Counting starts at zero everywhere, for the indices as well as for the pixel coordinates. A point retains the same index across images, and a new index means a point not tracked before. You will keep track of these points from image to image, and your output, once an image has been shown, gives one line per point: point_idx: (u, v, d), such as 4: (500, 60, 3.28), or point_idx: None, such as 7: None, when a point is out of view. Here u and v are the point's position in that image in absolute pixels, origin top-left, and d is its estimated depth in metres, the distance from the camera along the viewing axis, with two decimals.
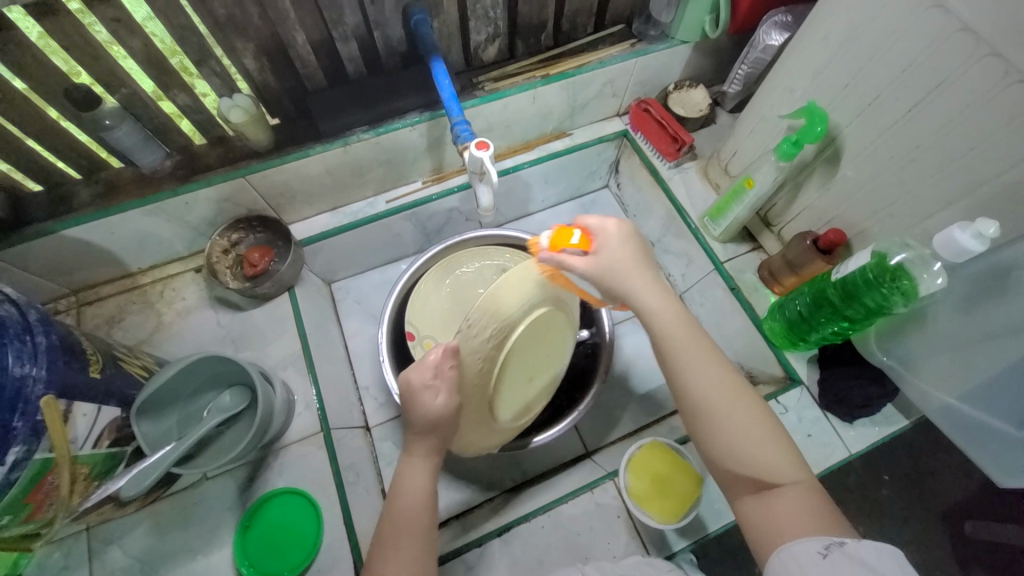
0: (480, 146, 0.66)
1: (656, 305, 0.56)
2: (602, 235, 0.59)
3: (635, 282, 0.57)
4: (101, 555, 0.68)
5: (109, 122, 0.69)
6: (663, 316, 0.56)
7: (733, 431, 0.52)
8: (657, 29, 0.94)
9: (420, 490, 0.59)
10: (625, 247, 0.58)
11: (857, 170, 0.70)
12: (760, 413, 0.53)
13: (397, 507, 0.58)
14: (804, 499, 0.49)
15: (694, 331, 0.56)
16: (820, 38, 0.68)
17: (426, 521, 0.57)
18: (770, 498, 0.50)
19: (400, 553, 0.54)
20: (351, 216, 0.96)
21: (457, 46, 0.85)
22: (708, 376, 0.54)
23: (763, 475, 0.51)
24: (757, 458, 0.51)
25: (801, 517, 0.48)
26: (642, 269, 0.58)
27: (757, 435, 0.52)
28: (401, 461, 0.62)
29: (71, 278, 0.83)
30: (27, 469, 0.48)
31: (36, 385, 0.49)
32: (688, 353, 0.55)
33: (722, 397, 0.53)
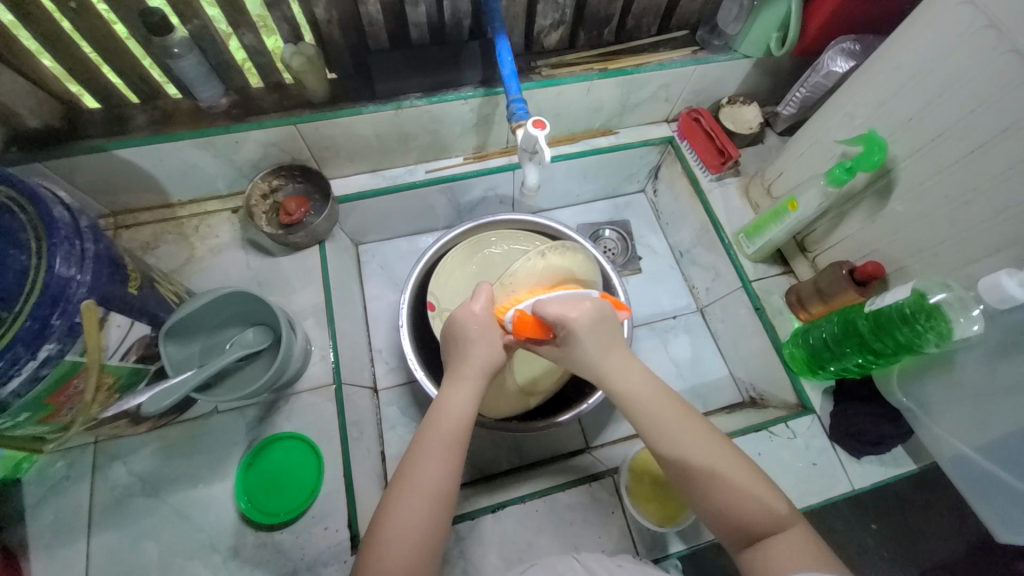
0: (537, 125, 0.65)
1: (629, 374, 0.61)
2: (585, 300, 0.63)
3: (613, 351, 0.62)
4: (108, 470, 0.70)
5: (177, 51, 0.70)
6: (635, 383, 0.60)
7: (715, 493, 0.54)
8: (721, 40, 0.93)
9: (462, 410, 0.61)
10: (596, 318, 0.61)
11: (906, 205, 0.70)
12: (738, 461, 0.55)
13: (438, 420, 0.60)
14: (798, 540, 0.51)
15: (660, 390, 0.60)
16: (891, 67, 0.67)
17: (460, 440, 0.60)
18: (770, 546, 0.51)
19: (432, 465, 0.57)
20: (390, 180, 0.97)
21: (520, 27, 0.85)
22: (678, 437, 0.56)
23: (755, 524, 0.53)
24: (746, 509, 0.53)
25: (799, 559, 0.49)
26: (610, 347, 0.62)
27: (740, 489, 0.54)
28: (450, 380, 0.64)
29: (113, 200, 0.84)
30: (55, 368, 0.49)
31: (80, 288, 0.50)
32: (658, 408, 0.58)
33: (697, 457, 0.55)
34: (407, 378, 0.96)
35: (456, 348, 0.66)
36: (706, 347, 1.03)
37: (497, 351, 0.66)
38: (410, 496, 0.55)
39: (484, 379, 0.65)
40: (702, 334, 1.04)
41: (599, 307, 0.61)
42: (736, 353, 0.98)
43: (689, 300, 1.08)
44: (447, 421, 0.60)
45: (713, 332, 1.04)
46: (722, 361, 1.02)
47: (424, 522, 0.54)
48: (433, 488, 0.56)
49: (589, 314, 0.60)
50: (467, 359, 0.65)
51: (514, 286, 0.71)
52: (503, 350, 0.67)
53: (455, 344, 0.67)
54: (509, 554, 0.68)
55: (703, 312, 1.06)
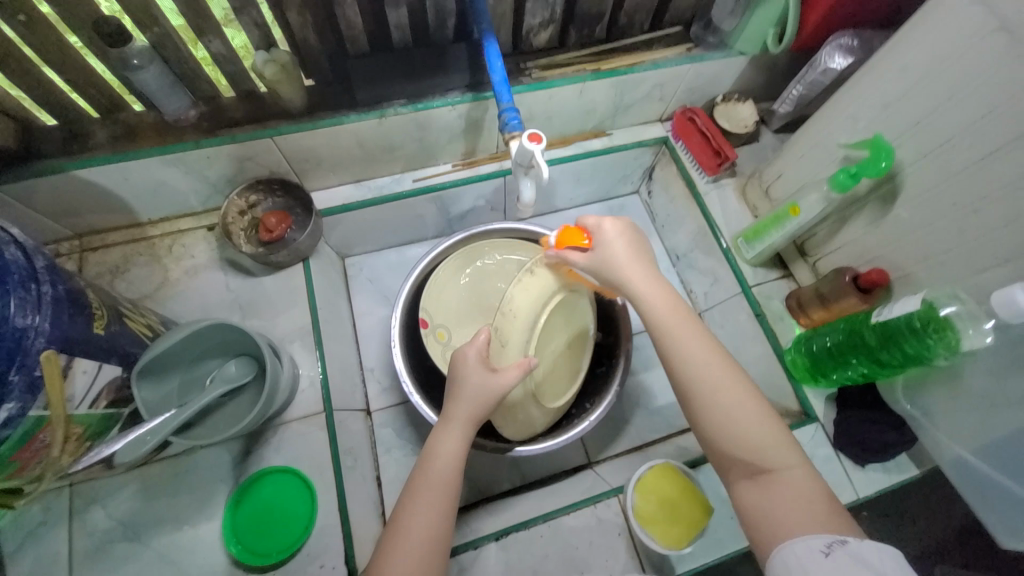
0: (532, 138, 0.62)
1: (652, 291, 0.58)
2: (597, 229, 0.61)
3: (634, 273, 0.59)
4: (84, 515, 0.66)
5: (137, 62, 0.64)
6: (657, 299, 0.57)
7: (723, 418, 0.51)
8: (716, 37, 0.89)
9: (451, 455, 0.59)
10: (618, 242, 0.60)
11: (912, 212, 0.68)
12: (747, 389, 0.52)
13: (428, 466, 0.58)
14: (802, 482, 0.48)
15: (681, 314, 0.56)
16: (898, 69, 0.64)
17: (452, 488, 0.57)
18: (767, 486, 0.48)
19: (427, 511, 0.54)
20: (375, 190, 0.92)
21: (508, 27, 0.81)
22: (694, 350, 0.53)
23: (759, 460, 0.49)
24: (754, 445, 0.49)
25: (802, 505, 0.46)
26: (637, 257, 0.60)
27: (751, 418, 0.51)
28: (440, 425, 0.62)
29: (77, 221, 0.79)
30: (19, 427, 0.45)
31: (39, 337, 0.45)
32: (671, 319, 0.55)
33: (710, 380, 0.52)
34: (401, 397, 0.92)
35: (448, 392, 0.64)
36: None
37: (492, 395, 0.62)
38: (403, 549, 0.52)
39: (473, 424, 0.62)
40: None
41: (629, 227, 0.62)
42: None
43: (686, 304, 1.06)
44: (437, 466, 0.58)
45: None
46: None
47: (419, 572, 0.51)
48: (426, 540, 0.53)
49: (620, 229, 0.61)
50: (458, 402, 0.62)
51: (513, 312, 0.67)
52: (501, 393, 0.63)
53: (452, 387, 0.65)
54: None
55: (701, 317, 1.04)
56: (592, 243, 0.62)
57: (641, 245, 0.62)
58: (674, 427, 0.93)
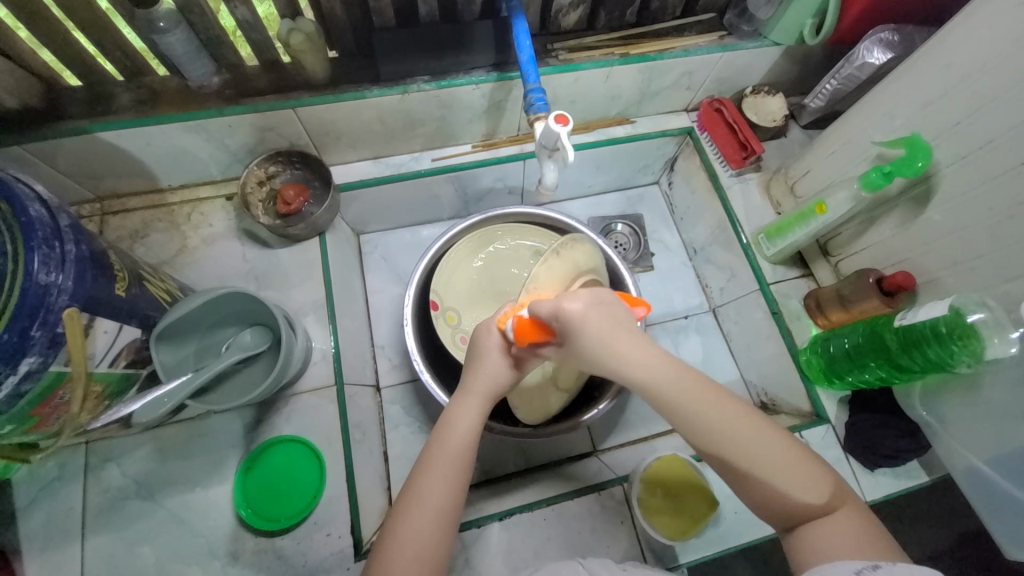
0: (559, 120, 0.61)
1: (644, 370, 0.49)
2: (558, 320, 0.50)
3: (614, 359, 0.49)
4: (99, 472, 0.67)
5: (163, 25, 0.64)
6: (653, 375, 0.48)
7: (751, 465, 0.47)
8: (751, 25, 0.87)
9: (467, 431, 0.58)
10: (586, 325, 0.49)
11: (945, 215, 0.66)
12: (782, 436, 0.48)
13: (442, 443, 0.57)
14: (847, 521, 0.45)
15: (691, 376, 0.49)
16: (941, 65, 0.62)
17: (463, 465, 0.56)
18: (812, 530, 0.45)
19: (438, 486, 0.54)
20: (393, 168, 0.92)
21: (537, 5, 0.79)
22: (712, 417, 0.48)
23: (801, 509, 0.45)
24: (797, 494, 0.46)
25: (846, 544, 0.43)
26: (617, 330, 0.50)
27: (790, 468, 0.46)
28: (455, 399, 0.61)
29: (99, 184, 0.79)
30: (38, 381, 0.45)
31: (61, 295, 0.46)
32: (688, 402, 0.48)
33: (736, 449, 0.47)
34: (410, 376, 0.93)
35: (471, 361, 0.63)
36: (718, 348, 1.01)
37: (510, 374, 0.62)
38: (415, 518, 0.52)
39: (489, 401, 0.62)
40: (713, 334, 1.02)
41: (594, 293, 0.51)
42: (749, 357, 0.95)
43: (701, 299, 1.05)
44: (453, 442, 0.57)
45: (725, 333, 1.01)
46: (733, 363, 1.00)
47: (430, 546, 0.52)
48: (435, 519, 0.53)
49: (583, 305, 0.49)
50: (477, 375, 0.62)
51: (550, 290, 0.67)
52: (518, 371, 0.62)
53: (470, 361, 0.64)
54: (516, 565, 0.66)
55: (715, 313, 1.03)
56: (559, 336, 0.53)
57: (617, 309, 0.51)
58: None
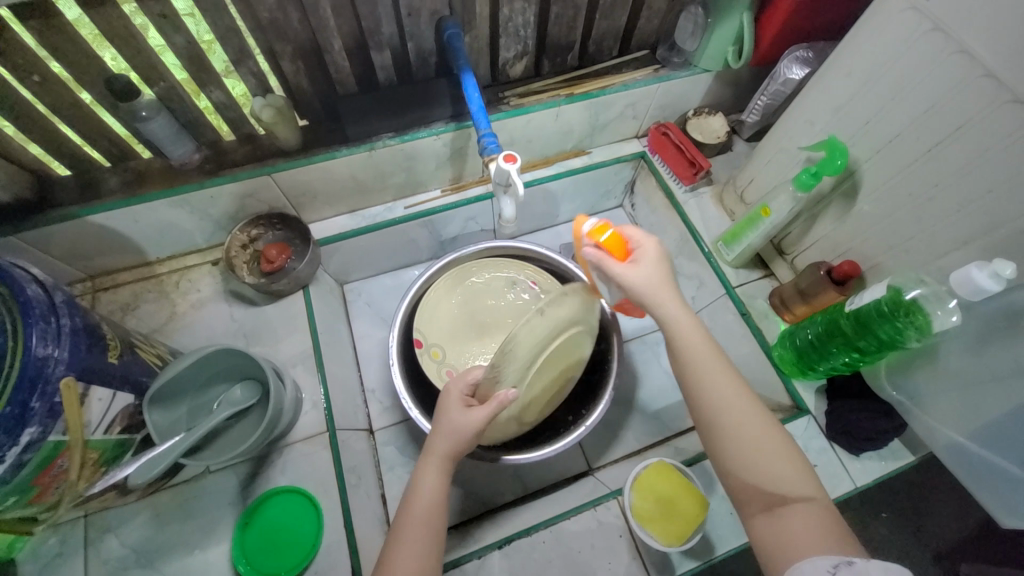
0: (508, 159, 0.68)
1: (683, 324, 0.59)
2: (641, 249, 0.62)
3: (667, 298, 0.60)
4: (97, 544, 0.67)
5: (146, 113, 0.71)
6: (685, 335, 0.59)
7: (744, 446, 0.54)
8: (680, 57, 0.96)
9: (430, 493, 0.60)
10: (649, 270, 0.60)
11: (873, 204, 0.72)
12: (776, 435, 0.55)
13: (410, 506, 0.60)
14: (817, 511, 0.51)
15: (712, 349, 0.59)
16: (844, 75, 0.70)
17: (434, 524, 0.59)
18: (784, 516, 0.51)
19: (414, 551, 0.56)
20: (370, 218, 0.97)
21: (485, 61, 0.87)
22: (725, 394, 0.57)
23: (776, 490, 0.52)
24: (771, 474, 0.53)
25: (815, 533, 0.49)
26: (666, 288, 0.60)
27: (771, 450, 0.54)
28: (420, 462, 0.63)
29: (90, 263, 0.83)
30: (39, 451, 0.48)
31: (58, 366, 0.49)
32: (709, 375, 0.57)
33: (734, 414, 0.56)
34: (402, 415, 0.95)
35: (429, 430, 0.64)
36: None
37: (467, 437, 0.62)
38: None
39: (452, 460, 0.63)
40: None
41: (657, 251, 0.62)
42: None
43: None
44: (420, 503, 0.59)
45: None
46: None
47: None
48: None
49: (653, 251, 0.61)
50: (433, 441, 0.64)
51: (520, 344, 0.64)
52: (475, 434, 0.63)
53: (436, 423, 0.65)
54: None
55: None
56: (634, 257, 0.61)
57: (670, 272, 0.62)
58: (672, 430, 0.95)
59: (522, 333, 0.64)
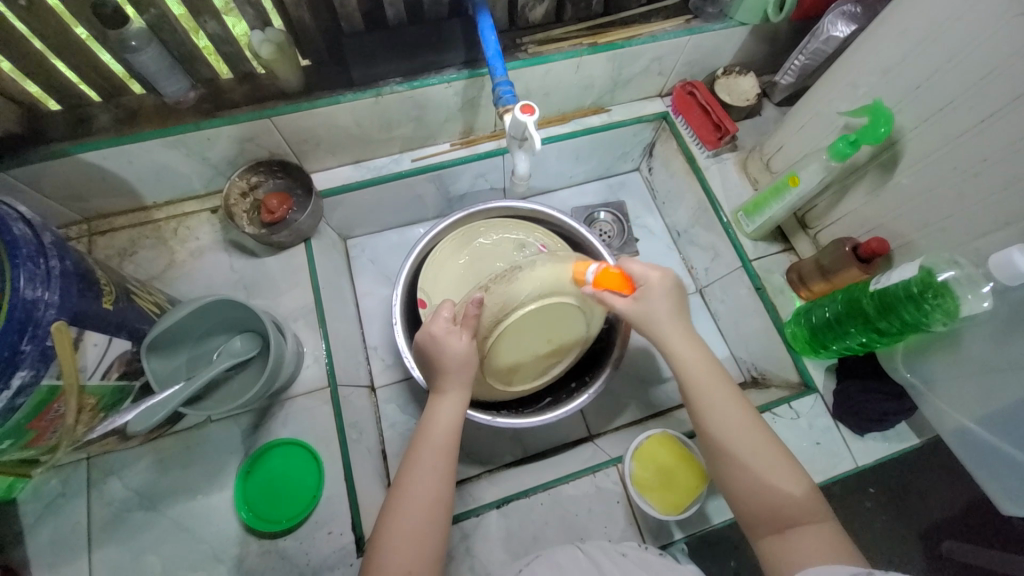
0: (526, 110, 0.63)
1: (684, 352, 0.63)
2: (644, 286, 0.64)
3: (673, 328, 0.64)
4: (101, 486, 0.68)
5: (135, 43, 0.65)
6: (691, 362, 0.62)
7: (752, 469, 0.55)
8: (715, 7, 0.89)
9: (447, 422, 0.62)
10: (660, 299, 0.64)
11: (912, 178, 0.67)
12: (783, 460, 0.56)
13: (427, 434, 0.61)
14: (825, 534, 0.51)
15: (717, 374, 0.61)
16: (898, 32, 0.63)
17: (449, 452, 0.60)
18: (791, 537, 0.51)
19: (426, 474, 0.58)
20: (375, 170, 0.93)
21: (503, 1, 0.80)
22: (730, 418, 0.58)
23: (785, 513, 0.53)
24: (780, 496, 0.53)
25: (820, 551, 0.49)
26: (674, 320, 0.64)
27: (777, 474, 0.55)
28: (433, 397, 0.65)
29: (85, 205, 0.80)
30: (32, 395, 0.47)
31: (48, 310, 0.47)
32: (716, 400, 0.60)
33: (741, 437, 0.57)
34: (403, 374, 0.94)
35: (431, 366, 0.66)
36: (706, 328, 1.02)
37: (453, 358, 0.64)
38: (406, 508, 0.55)
39: (461, 390, 0.65)
40: (702, 315, 1.03)
41: (669, 281, 0.65)
42: (737, 334, 0.96)
43: (687, 281, 1.06)
44: (436, 432, 0.61)
45: (712, 313, 1.02)
46: (722, 342, 1.01)
47: (423, 532, 0.54)
48: (428, 504, 0.56)
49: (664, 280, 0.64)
50: (444, 374, 0.65)
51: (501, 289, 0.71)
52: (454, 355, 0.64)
53: (429, 361, 0.67)
54: (515, 550, 0.68)
55: (702, 293, 1.04)
56: (637, 292, 0.65)
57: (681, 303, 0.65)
58: (674, 401, 0.94)
59: (503, 280, 0.71)
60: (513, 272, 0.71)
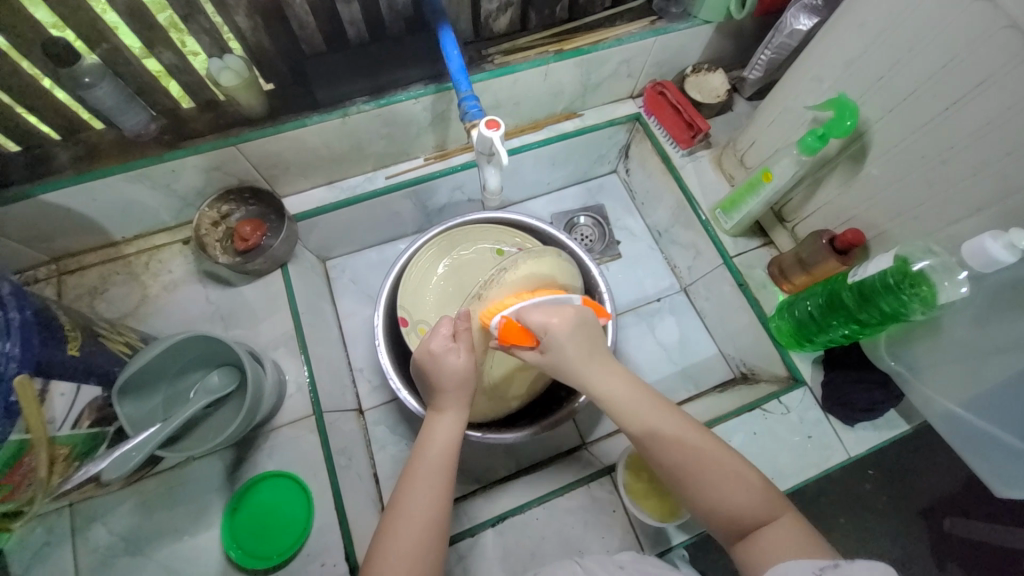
0: (491, 126, 0.62)
1: (606, 388, 0.59)
2: (546, 335, 0.59)
3: (587, 371, 0.59)
4: (83, 535, 0.66)
5: (89, 80, 0.63)
6: (614, 395, 0.59)
7: (704, 485, 0.54)
8: (680, 7, 0.89)
9: (447, 439, 0.61)
10: (570, 341, 0.59)
11: (882, 168, 0.68)
12: (735, 465, 0.54)
13: (424, 453, 0.60)
14: (788, 528, 0.50)
15: (643, 397, 0.59)
16: (857, 24, 0.63)
17: (446, 471, 0.59)
18: (754, 540, 0.50)
19: (421, 496, 0.56)
20: (348, 191, 0.92)
21: (466, 13, 0.79)
22: (668, 436, 0.56)
23: (743, 517, 0.52)
24: (734, 503, 0.52)
25: (786, 547, 0.48)
26: (595, 355, 0.60)
27: (728, 481, 0.53)
28: (431, 415, 0.64)
29: (51, 245, 0.78)
30: (0, 451, 0.45)
31: (11, 363, 0.46)
32: (654, 425, 0.57)
33: (682, 457, 0.55)
34: (391, 395, 0.93)
35: (428, 385, 0.65)
36: (693, 326, 1.02)
37: (451, 377, 0.63)
38: (401, 532, 0.53)
39: (462, 407, 0.64)
40: (687, 313, 1.03)
41: (578, 314, 0.60)
42: (723, 330, 0.96)
43: (671, 280, 1.06)
44: (433, 450, 0.60)
45: (698, 311, 1.02)
46: (710, 339, 1.01)
47: (419, 555, 0.52)
48: (424, 525, 0.54)
49: (570, 324, 0.58)
50: (442, 391, 0.63)
51: (493, 295, 0.69)
52: (450, 376, 0.63)
53: (427, 380, 0.65)
54: (513, 568, 0.67)
55: (687, 292, 1.04)
56: (542, 342, 0.60)
57: (595, 330, 0.61)
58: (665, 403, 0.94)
59: (493, 285, 0.69)
60: (501, 275, 0.70)
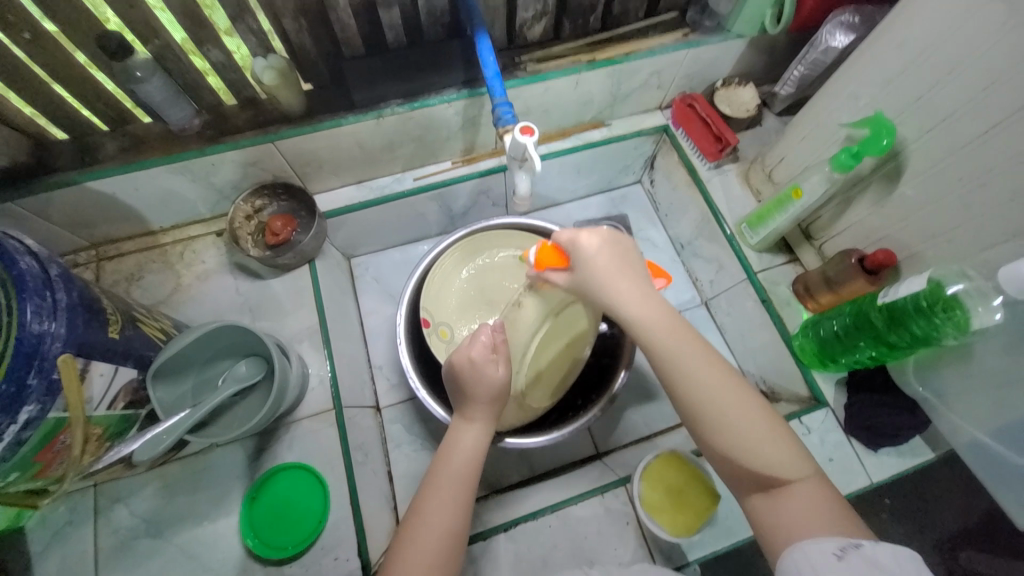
0: (525, 131, 0.64)
1: (639, 311, 0.55)
2: (574, 249, 0.60)
3: (621, 284, 0.57)
4: (108, 513, 0.68)
5: (140, 74, 0.66)
6: (646, 316, 0.55)
7: (732, 429, 0.49)
8: (713, 20, 0.88)
9: (472, 450, 0.62)
10: (599, 257, 0.58)
11: (918, 189, 0.67)
12: (764, 415, 0.50)
13: (448, 460, 0.60)
14: (813, 497, 0.46)
15: (682, 329, 0.54)
16: (897, 44, 0.63)
17: (469, 481, 0.59)
18: (782, 496, 0.47)
19: (443, 501, 0.56)
20: (377, 190, 0.94)
21: (501, 21, 0.81)
22: (698, 371, 0.51)
23: (770, 474, 0.47)
24: (763, 455, 0.48)
25: (814, 517, 0.45)
26: (621, 275, 0.57)
27: (760, 433, 0.49)
28: (456, 424, 0.65)
29: (92, 231, 0.81)
30: (39, 428, 0.47)
31: (55, 342, 0.47)
32: (689, 362, 0.51)
33: (715, 399, 0.50)
34: (408, 393, 0.94)
35: (460, 391, 0.66)
36: (713, 341, 1.01)
37: (489, 388, 0.64)
38: (421, 537, 0.53)
39: (491, 419, 0.65)
40: (707, 327, 1.02)
41: (611, 235, 0.60)
42: (744, 346, 0.95)
43: (692, 292, 1.06)
44: (458, 459, 0.60)
45: (718, 325, 1.02)
46: (729, 354, 1.00)
47: (438, 561, 0.52)
48: (445, 529, 0.54)
49: (600, 241, 0.58)
50: (474, 400, 0.64)
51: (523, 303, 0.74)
52: (488, 385, 0.64)
53: (460, 387, 0.66)
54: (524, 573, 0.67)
55: (708, 305, 1.03)
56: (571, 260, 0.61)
57: (632, 259, 0.60)
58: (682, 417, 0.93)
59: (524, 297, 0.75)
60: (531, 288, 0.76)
